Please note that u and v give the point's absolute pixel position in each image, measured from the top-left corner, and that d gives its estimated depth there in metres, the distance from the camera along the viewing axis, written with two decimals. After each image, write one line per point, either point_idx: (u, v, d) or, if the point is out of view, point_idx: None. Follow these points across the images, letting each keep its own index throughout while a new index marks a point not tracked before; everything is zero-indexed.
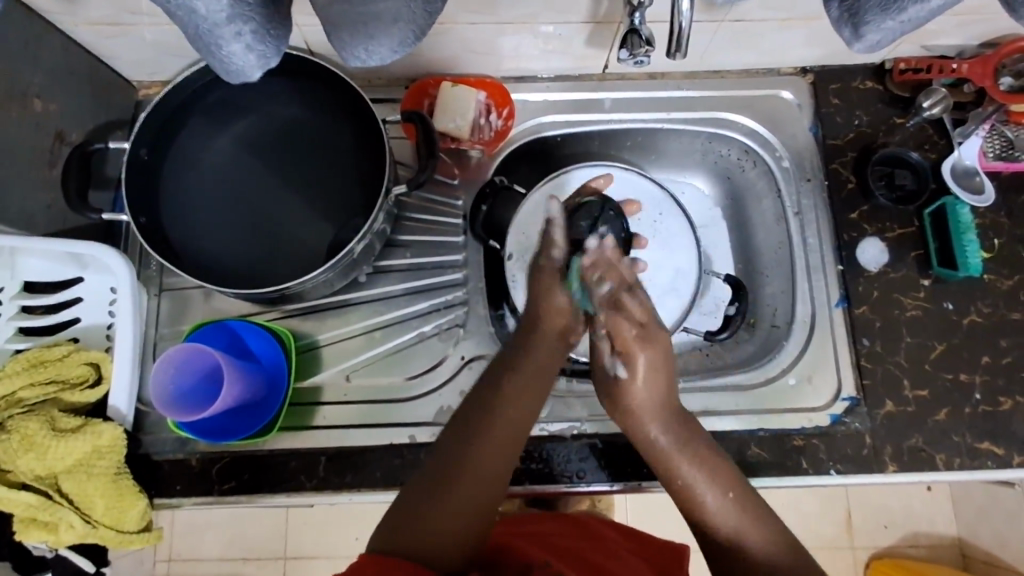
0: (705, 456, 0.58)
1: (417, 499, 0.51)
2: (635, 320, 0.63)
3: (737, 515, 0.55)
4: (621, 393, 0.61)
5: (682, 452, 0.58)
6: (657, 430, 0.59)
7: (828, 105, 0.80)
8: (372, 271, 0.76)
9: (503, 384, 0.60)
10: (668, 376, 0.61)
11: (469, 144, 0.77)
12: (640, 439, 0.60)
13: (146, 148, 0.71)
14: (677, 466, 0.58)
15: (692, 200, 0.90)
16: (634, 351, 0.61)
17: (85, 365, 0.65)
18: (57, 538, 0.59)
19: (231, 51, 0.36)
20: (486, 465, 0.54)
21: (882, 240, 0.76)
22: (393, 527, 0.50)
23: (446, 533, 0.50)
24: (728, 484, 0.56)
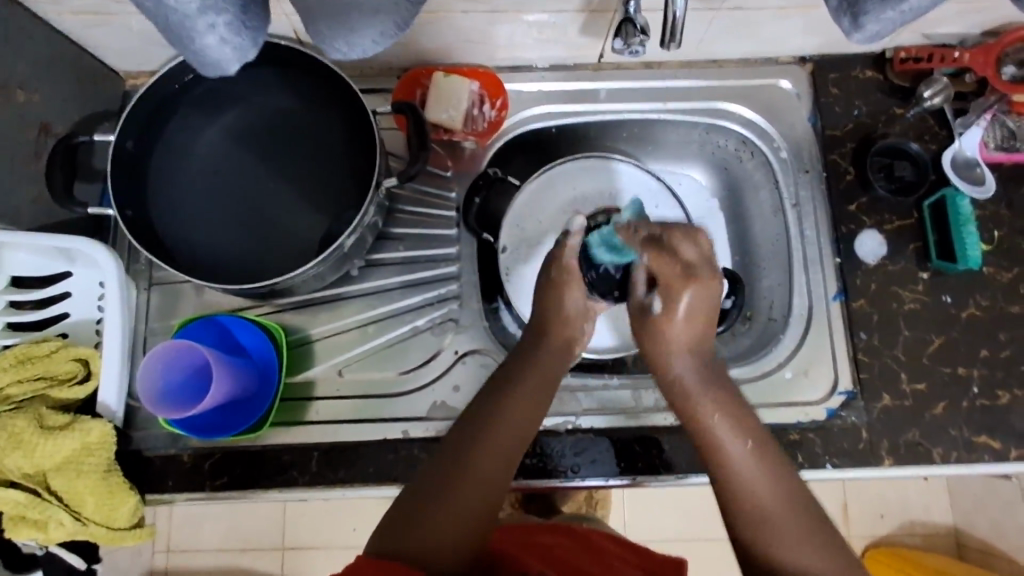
0: (730, 401, 0.58)
1: (421, 505, 0.51)
2: (678, 263, 0.60)
3: (754, 460, 0.54)
4: (654, 330, 0.61)
5: (707, 392, 0.58)
6: (683, 365, 0.60)
7: (827, 95, 0.79)
8: (365, 265, 0.75)
9: (507, 388, 0.59)
10: (710, 313, 0.61)
11: (462, 135, 0.76)
12: (664, 377, 0.61)
13: (133, 141, 0.69)
14: (706, 410, 0.58)
15: (689, 191, 0.88)
16: (678, 288, 0.60)
17: (73, 361, 0.64)
18: (46, 536, 0.59)
19: (205, 43, 0.35)
20: (491, 470, 0.53)
21: (880, 232, 0.75)
22: (395, 534, 0.49)
23: (450, 543, 0.49)
24: (749, 431, 0.56)
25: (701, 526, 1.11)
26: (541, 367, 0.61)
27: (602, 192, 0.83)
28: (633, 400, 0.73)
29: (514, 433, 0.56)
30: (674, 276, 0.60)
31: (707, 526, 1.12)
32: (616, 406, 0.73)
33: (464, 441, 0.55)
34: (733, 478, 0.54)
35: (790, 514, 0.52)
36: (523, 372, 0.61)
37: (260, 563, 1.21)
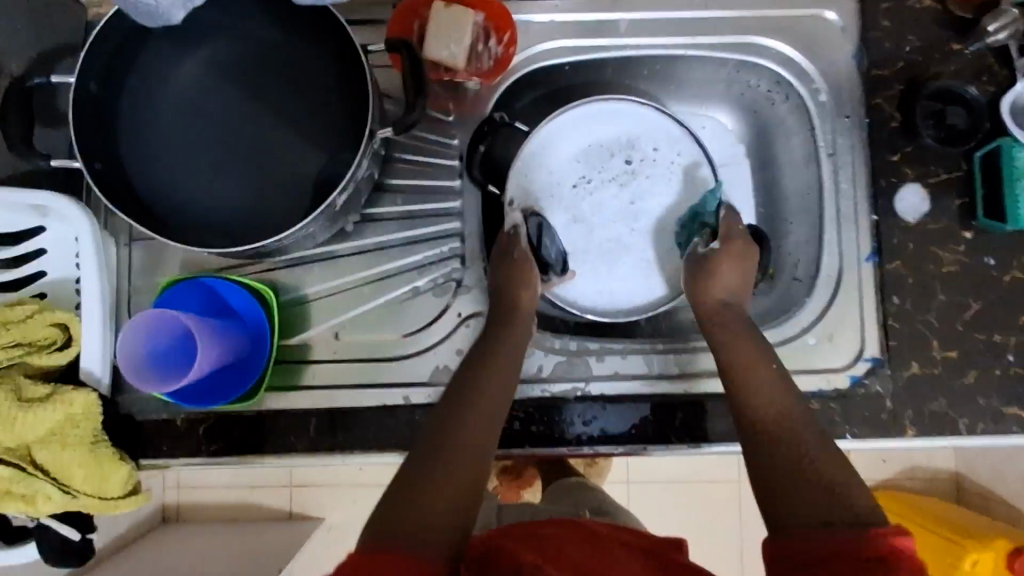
0: (760, 352, 0.60)
1: (410, 489, 0.48)
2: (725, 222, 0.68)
3: (779, 399, 0.56)
4: (706, 267, 0.66)
5: (743, 338, 0.61)
6: (719, 304, 0.65)
7: (876, 28, 0.70)
8: (360, 220, 0.70)
9: (476, 379, 0.58)
10: (746, 263, 0.67)
11: (465, 75, 0.68)
12: (702, 310, 0.66)
13: (95, 81, 0.62)
14: (732, 345, 0.61)
15: (712, 136, 0.81)
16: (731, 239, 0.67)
17: (52, 326, 0.60)
18: (35, 509, 0.56)
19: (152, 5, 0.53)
20: (468, 458, 0.51)
21: (923, 186, 0.68)
22: (387, 519, 0.46)
23: (442, 533, 0.46)
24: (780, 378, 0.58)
25: (705, 470, 1.12)
26: (505, 359, 0.60)
27: (618, 137, 0.76)
28: (646, 365, 0.69)
29: (495, 403, 0.57)
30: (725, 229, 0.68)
31: (712, 471, 1.12)
32: (628, 371, 0.69)
33: (439, 435, 0.53)
34: (753, 395, 0.56)
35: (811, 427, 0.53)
36: (493, 349, 0.61)
37: (269, 500, 1.23)
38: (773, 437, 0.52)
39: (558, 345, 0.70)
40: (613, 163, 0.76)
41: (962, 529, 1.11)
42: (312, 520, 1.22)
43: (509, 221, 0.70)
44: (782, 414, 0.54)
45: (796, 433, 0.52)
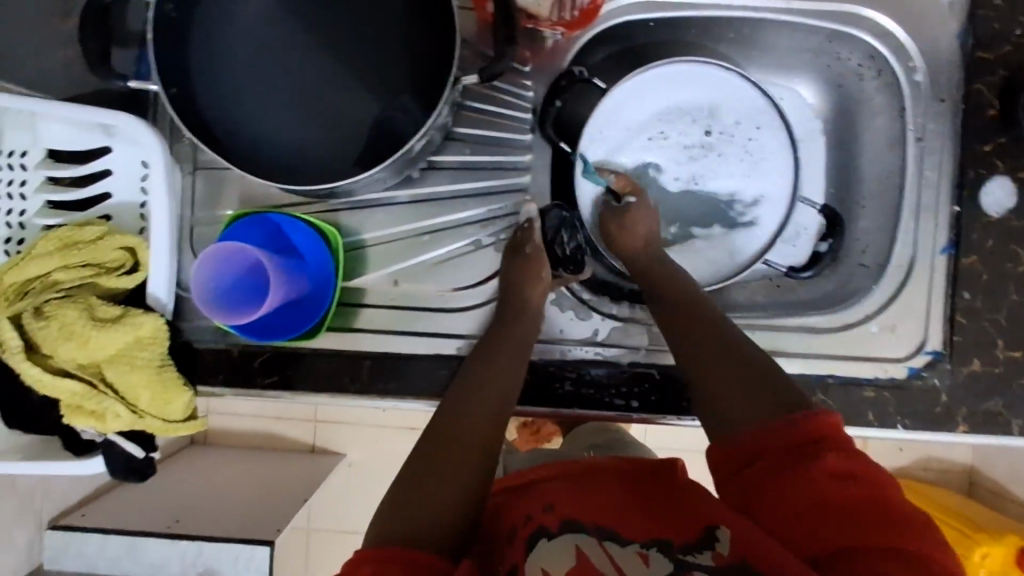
0: (686, 284, 0.62)
1: (414, 477, 0.49)
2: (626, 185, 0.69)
3: (708, 322, 0.57)
4: (625, 222, 0.67)
5: (667, 273, 0.64)
6: (640, 249, 0.66)
7: (987, 7, 0.65)
8: (426, 166, 0.68)
9: (482, 367, 0.58)
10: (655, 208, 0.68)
11: (548, 25, 0.65)
12: (627, 257, 0.67)
13: (172, 3, 0.59)
14: (660, 285, 0.63)
15: (790, 108, 0.77)
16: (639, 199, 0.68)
17: (121, 250, 0.60)
18: (103, 426, 0.58)
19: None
20: (466, 447, 0.51)
21: (1012, 180, 0.65)
22: (396, 510, 0.47)
23: (449, 515, 0.47)
24: (704, 302, 0.60)
25: None
26: (512, 341, 0.61)
27: (698, 103, 0.73)
28: None
29: (505, 385, 0.57)
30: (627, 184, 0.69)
31: None
32: None
33: (433, 430, 0.53)
34: (679, 323, 0.58)
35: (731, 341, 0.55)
36: (504, 333, 0.62)
37: (293, 432, 1.26)
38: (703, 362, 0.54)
39: (614, 311, 0.71)
40: (692, 132, 0.73)
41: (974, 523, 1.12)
42: (334, 455, 1.25)
43: (523, 215, 0.69)
44: (705, 335, 0.56)
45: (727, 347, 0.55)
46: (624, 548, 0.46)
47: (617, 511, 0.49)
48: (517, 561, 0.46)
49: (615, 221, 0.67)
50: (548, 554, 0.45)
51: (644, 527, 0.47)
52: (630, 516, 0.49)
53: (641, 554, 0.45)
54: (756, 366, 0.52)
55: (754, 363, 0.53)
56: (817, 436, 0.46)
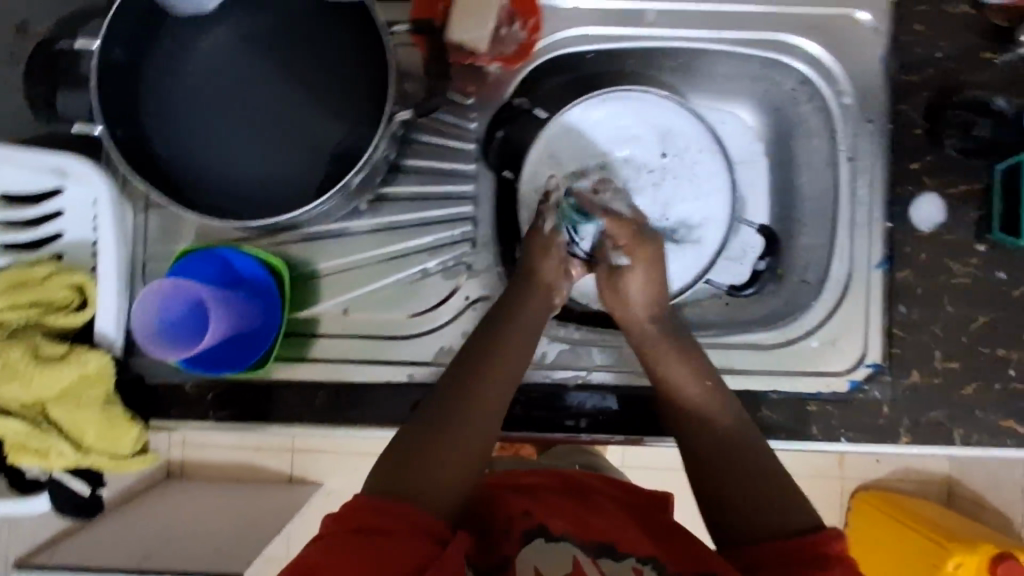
0: (688, 354, 0.63)
1: (410, 451, 0.52)
2: (634, 228, 0.68)
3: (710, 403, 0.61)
4: (616, 284, 0.67)
5: (667, 346, 0.64)
6: (645, 323, 0.65)
7: (909, 33, 0.69)
8: (376, 198, 0.70)
9: (487, 354, 0.60)
10: (660, 272, 0.67)
11: (487, 61, 0.65)
12: (631, 330, 0.66)
13: (120, 49, 0.61)
14: (665, 363, 0.63)
15: (732, 132, 0.79)
16: (636, 248, 0.67)
17: (69, 288, 0.62)
18: (48, 464, 0.59)
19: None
20: (464, 434, 0.54)
21: (941, 197, 0.68)
22: (390, 480, 0.50)
23: (436, 493, 0.50)
24: (705, 375, 0.62)
25: None
26: (521, 329, 0.62)
27: (644, 130, 0.76)
28: None
29: (507, 374, 0.59)
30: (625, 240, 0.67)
31: None
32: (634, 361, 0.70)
33: (444, 404, 0.56)
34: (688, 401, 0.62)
35: (738, 442, 0.59)
36: (508, 320, 0.63)
37: (271, 462, 1.25)
38: (713, 461, 0.58)
39: (562, 334, 0.71)
40: (648, 153, 0.76)
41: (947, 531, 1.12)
42: (312, 484, 1.25)
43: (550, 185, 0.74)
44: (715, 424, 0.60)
45: (735, 447, 0.59)
46: (619, 563, 0.54)
47: (616, 532, 0.57)
48: (511, 554, 0.54)
49: (616, 293, 0.67)
50: (542, 554, 0.54)
51: (637, 547, 0.56)
52: (625, 537, 0.57)
53: (635, 569, 0.54)
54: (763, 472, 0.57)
55: (761, 469, 0.57)
56: (796, 513, 0.54)
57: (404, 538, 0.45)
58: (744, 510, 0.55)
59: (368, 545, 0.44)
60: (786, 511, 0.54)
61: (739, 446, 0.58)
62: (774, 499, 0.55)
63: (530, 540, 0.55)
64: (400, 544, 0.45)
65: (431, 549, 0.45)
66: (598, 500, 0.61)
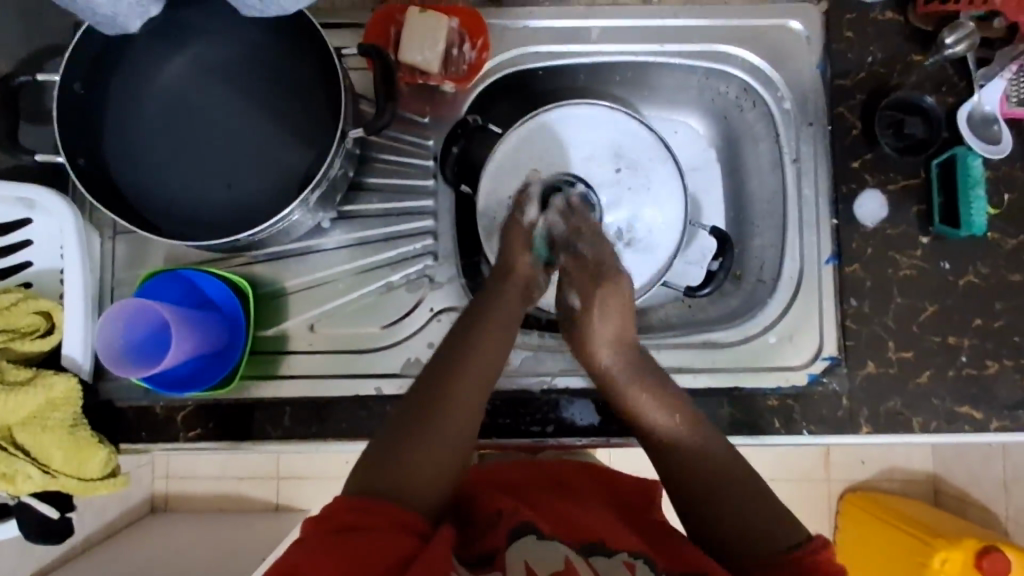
0: (658, 389, 0.62)
1: (389, 453, 0.52)
2: (589, 267, 0.68)
3: (688, 440, 0.59)
4: (580, 332, 0.66)
5: (634, 387, 0.62)
6: (612, 362, 0.64)
7: (840, 40, 0.72)
8: (338, 216, 0.72)
9: (462, 354, 0.60)
10: (625, 308, 0.66)
11: (438, 80, 0.69)
12: (596, 371, 0.65)
13: (80, 82, 0.63)
14: (639, 405, 0.61)
15: (684, 141, 0.84)
16: (593, 295, 0.66)
17: (35, 314, 0.62)
18: (14, 488, 0.58)
19: (108, 15, 0.56)
20: (444, 436, 0.54)
21: (883, 193, 0.70)
22: (370, 481, 0.50)
23: (416, 495, 0.51)
24: (677, 412, 0.60)
25: None
26: (494, 329, 0.63)
27: (599, 143, 0.78)
28: None
29: (484, 372, 0.59)
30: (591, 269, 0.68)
31: None
32: None
33: (421, 406, 0.56)
34: (665, 444, 0.60)
35: (725, 469, 0.57)
36: (484, 317, 0.63)
37: (257, 491, 1.25)
38: (705, 488, 0.57)
39: (526, 340, 0.73)
40: (602, 172, 0.78)
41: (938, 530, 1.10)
42: (298, 511, 1.24)
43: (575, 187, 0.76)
44: (696, 456, 0.58)
45: (726, 481, 0.56)
46: (610, 558, 0.53)
47: (606, 529, 0.58)
48: (496, 546, 0.52)
49: (583, 336, 0.66)
50: (534, 551, 0.51)
51: (626, 545, 0.56)
52: (613, 536, 0.57)
53: (627, 562, 0.53)
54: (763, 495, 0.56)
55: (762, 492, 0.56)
56: (781, 524, 0.54)
57: (388, 534, 0.46)
58: (731, 530, 0.54)
59: (351, 542, 0.45)
60: (767, 526, 0.54)
61: (730, 478, 0.57)
62: (759, 512, 0.55)
63: (519, 535, 0.53)
64: (384, 540, 0.46)
65: (414, 545, 0.46)
66: (590, 508, 0.62)
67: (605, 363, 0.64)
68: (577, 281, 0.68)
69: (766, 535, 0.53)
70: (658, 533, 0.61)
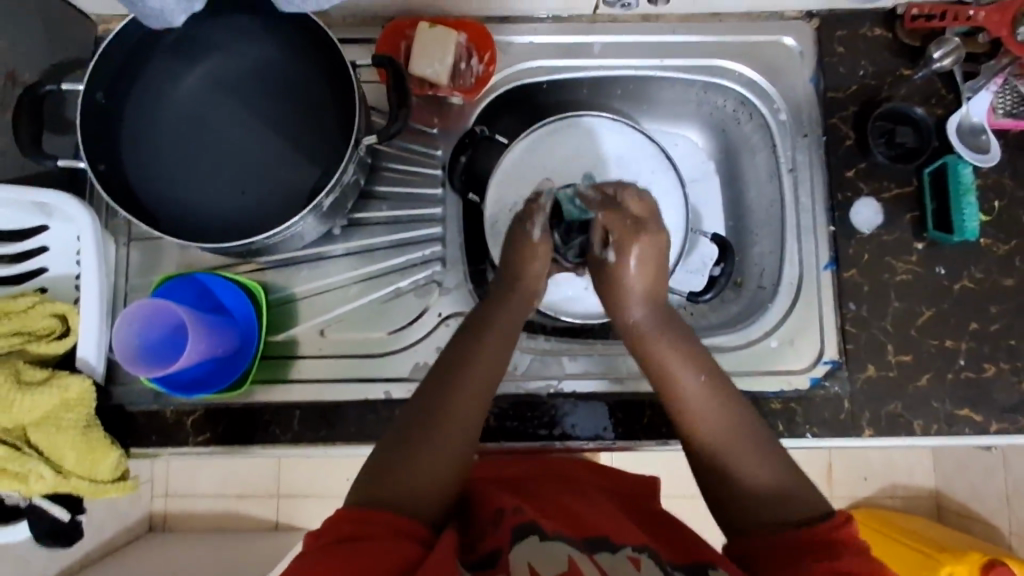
0: (684, 345, 0.62)
1: (390, 459, 0.53)
2: (630, 216, 0.66)
3: (706, 395, 0.59)
4: (614, 279, 0.66)
5: (663, 337, 0.63)
6: (639, 313, 0.65)
7: (832, 55, 0.75)
8: (349, 224, 0.74)
9: (463, 357, 0.60)
10: (657, 262, 0.66)
11: (448, 91, 0.73)
12: (622, 324, 0.66)
13: (103, 91, 0.65)
14: (664, 359, 0.61)
15: (683, 152, 0.87)
16: (629, 242, 0.65)
17: (51, 317, 0.64)
18: (27, 488, 0.59)
19: (154, 8, 0.52)
20: (445, 441, 0.54)
21: (877, 200, 0.73)
22: (371, 487, 0.51)
23: (420, 500, 0.51)
24: (701, 366, 0.60)
25: (682, 484, 1.14)
26: (492, 340, 0.62)
27: (604, 154, 0.80)
28: (617, 365, 0.73)
29: (484, 376, 0.59)
30: (620, 227, 0.66)
31: (689, 484, 1.14)
32: (601, 369, 0.73)
33: (419, 417, 0.55)
34: (686, 408, 0.59)
35: (741, 438, 0.56)
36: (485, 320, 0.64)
37: (257, 510, 1.23)
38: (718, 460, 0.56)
39: (531, 345, 0.75)
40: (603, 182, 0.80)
41: (940, 545, 1.09)
42: (298, 531, 1.22)
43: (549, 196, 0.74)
44: (715, 420, 0.57)
45: (736, 457, 0.56)
46: (615, 554, 0.53)
47: (615, 523, 0.58)
48: (501, 546, 0.53)
49: (616, 292, 0.66)
50: (537, 550, 0.52)
51: (631, 540, 0.56)
52: (618, 530, 0.57)
53: (632, 558, 0.53)
54: (788, 489, 0.54)
55: (787, 487, 0.54)
56: (792, 493, 0.54)
57: (387, 542, 0.47)
58: (734, 489, 0.55)
59: (352, 550, 0.45)
60: (777, 491, 0.54)
61: (752, 453, 0.56)
62: (772, 493, 0.54)
63: (522, 535, 0.53)
64: (386, 547, 0.46)
65: (417, 550, 0.47)
66: (596, 501, 0.62)
67: (632, 324, 0.65)
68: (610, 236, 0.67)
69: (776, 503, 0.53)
70: (662, 526, 0.62)
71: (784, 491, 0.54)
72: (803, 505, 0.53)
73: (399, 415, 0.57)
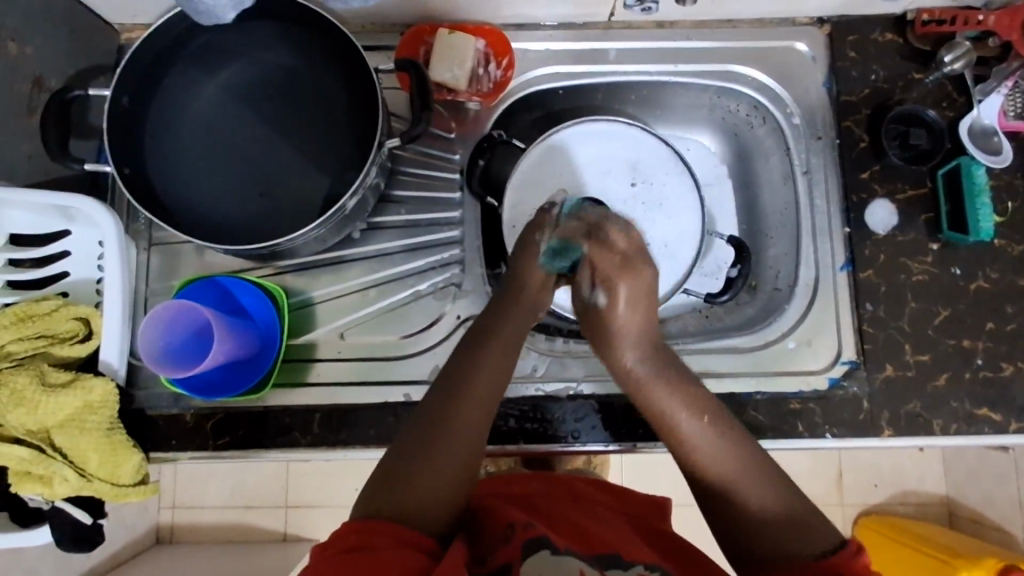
0: (685, 387, 0.59)
1: (404, 460, 0.52)
2: (618, 254, 0.61)
3: (709, 436, 0.56)
4: (602, 323, 0.62)
5: (660, 379, 0.59)
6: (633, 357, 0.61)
7: (845, 59, 0.76)
8: (367, 228, 0.74)
9: (470, 358, 0.59)
10: (648, 301, 0.62)
11: (466, 96, 0.74)
12: (618, 370, 0.62)
13: (128, 96, 0.66)
14: (665, 403, 0.58)
15: (696, 156, 0.88)
16: (615, 280, 0.61)
17: (74, 320, 0.64)
18: (51, 491, 0.60)
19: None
20: (457, 445, 0.54)
21: (891, 202, 0.73)
22: (381, 494, 0.51)
23: (429, 509, 0.51)
24: (703, 409, 0.58)
25: None
26: (500, 343, 0.61)
27: (619, 159, 0.81)
28: None
29: (494, 377, 0.58)
30: (608, 269, 0.61)
31: None
32: None
33: (425, 424, 0.55)
34: (690, 450, 0.57)
35: (751, 482, 0.54)
36: (497, 319, 0.63)
37: (265, 521, 1.22)
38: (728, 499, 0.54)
39: (548, 347, 0.75)
40: (620, 186, 0.81)
41: (953, 549, 1.08)
42: (307, 542, 1.20)
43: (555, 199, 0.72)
44: (721, 465, 0.55)
45: (748, 499, 0.54)
46: (626, 572, 0.54)
47: (625, 540, 0.58)
48: (511, 559, 0.53)
49: (603, 337, 0.62)
50: (549, 564, 0.52)
51: (642, 558, 0.56)
52: (627, 547, 0.57)
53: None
54: (802, 522, 0.52)
55: (801, 520, 0.52)
56: (808, 522, 0.52)
57: (395, 552, 0.46)
58: (746, 525, 0.53)
59: (360, 559, 0.45)
60: (791, 523, 0.52)
61: (760, 495, 0.53)
62: (789, 526, 0.52)
63: (535, 549, 0.54)
64: (395, 556, 0.45)
65: (424, 561, 0.46)
66: (605, 518, 0.62)
67: (627, 368, 0.61)
68: (598, 276, 0.62)
69: (794, 539, 0.51)
70: (671, 541, 0.62)
71: (799, 527, 0.52)
72: (817, 538, 0.51)
73: (406, 421, 0.56)
